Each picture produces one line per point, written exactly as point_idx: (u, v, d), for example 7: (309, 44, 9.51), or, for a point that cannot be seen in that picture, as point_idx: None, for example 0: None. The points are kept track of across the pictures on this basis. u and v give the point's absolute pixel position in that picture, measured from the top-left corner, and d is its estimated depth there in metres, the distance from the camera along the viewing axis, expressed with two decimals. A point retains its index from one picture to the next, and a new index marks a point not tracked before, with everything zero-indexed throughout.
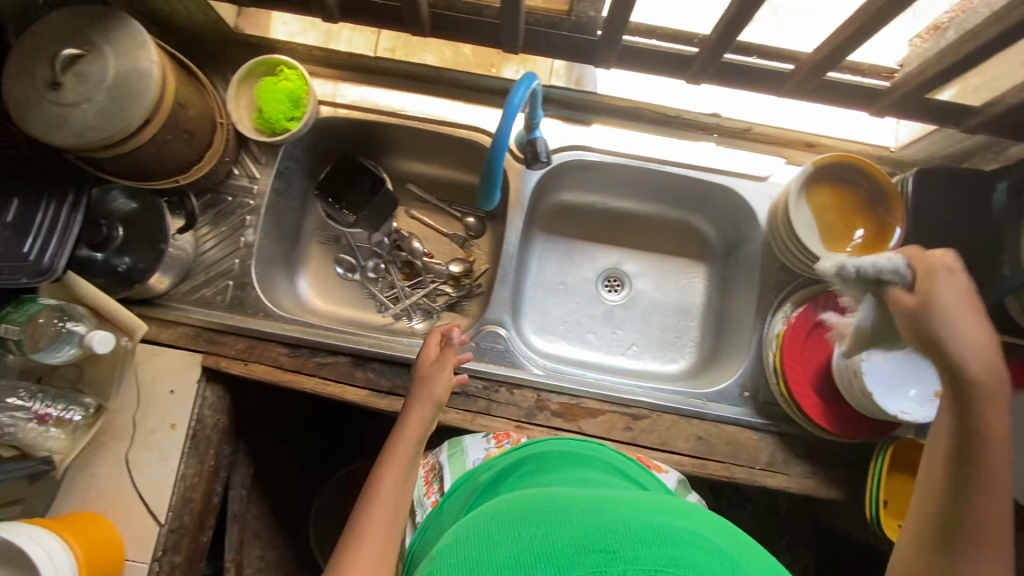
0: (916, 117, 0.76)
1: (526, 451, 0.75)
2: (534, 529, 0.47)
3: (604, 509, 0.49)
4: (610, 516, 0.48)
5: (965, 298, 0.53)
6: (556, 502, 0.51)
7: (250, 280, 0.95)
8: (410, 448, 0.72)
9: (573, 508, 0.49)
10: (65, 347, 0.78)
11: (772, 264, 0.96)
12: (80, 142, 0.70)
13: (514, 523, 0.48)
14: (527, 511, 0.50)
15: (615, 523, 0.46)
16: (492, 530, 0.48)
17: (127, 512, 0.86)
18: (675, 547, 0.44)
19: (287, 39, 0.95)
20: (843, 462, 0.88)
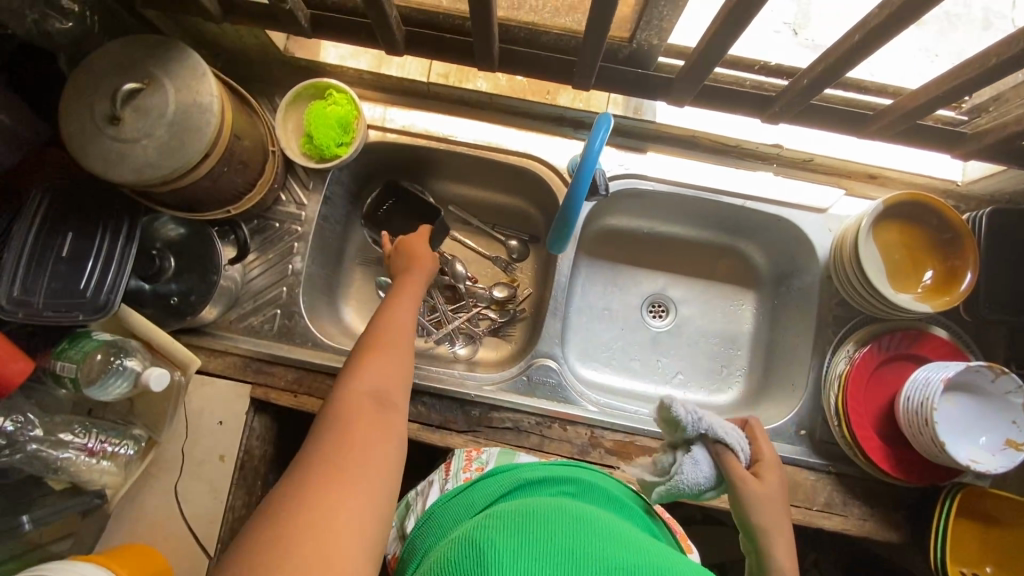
0: (1003, 162, 0.72)
1: (572, 471, 0.74)
2: (593, 541, 0.50)
3: (658, 557, 0.51)
4: (661, 564, 0.50)
5: (777, 498, 0.67)
6: (613, 531, 0.54)
7: (297, 309, 0.93)
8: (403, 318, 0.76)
9: (629, 544, 0.52)
10: (119, 383, 0.77)
11: (830, 300, 0.93)
12: (139, 178, 0.69)
13: (575, 530, 0.51)
14: (589, 524, 0.53)
15: (665, 569, 0.49)
16: (553, 521, 0.52)
17: (176, 544, 0.85)
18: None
19: (338, 63, 0.92)
20: (903, 504, 0.86)
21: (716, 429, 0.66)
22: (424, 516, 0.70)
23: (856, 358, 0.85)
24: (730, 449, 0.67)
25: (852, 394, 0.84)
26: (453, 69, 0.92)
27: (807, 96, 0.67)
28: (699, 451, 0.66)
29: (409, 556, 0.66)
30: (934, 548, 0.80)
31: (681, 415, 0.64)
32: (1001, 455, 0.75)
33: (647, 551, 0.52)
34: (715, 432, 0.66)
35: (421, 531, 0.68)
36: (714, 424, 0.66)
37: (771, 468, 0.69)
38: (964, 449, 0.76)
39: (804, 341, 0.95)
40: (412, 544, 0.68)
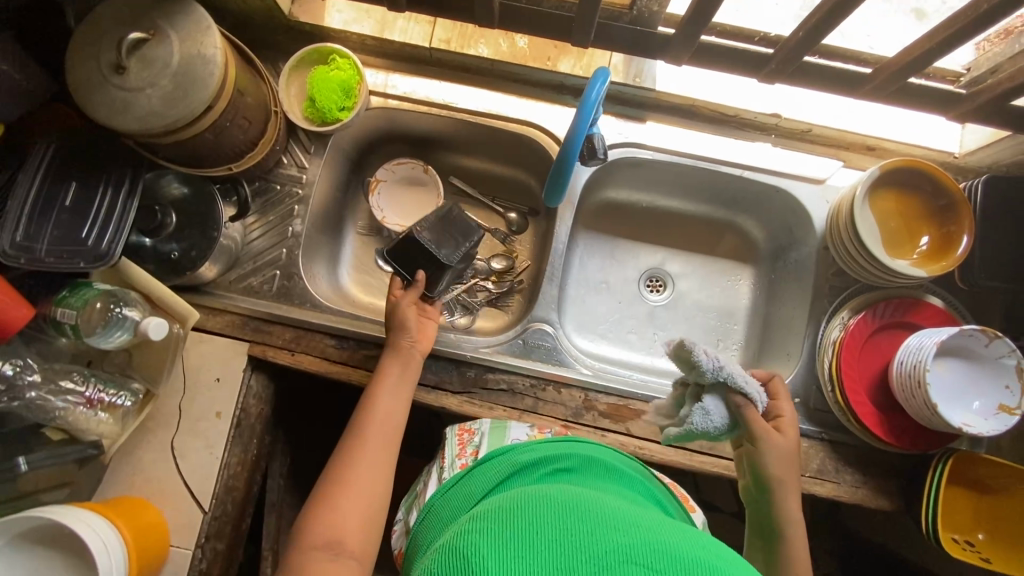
0: (999, 124, 0.73)
1: (570, 446, 0.72)
2: (582, 524, 0.48)
3: (657, 529, 0.49)
4: (657, 535, 0.48)
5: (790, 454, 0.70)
6: (604, 509, 0.52)
7: (297, 270, 0.94)
8: (388, 381, 0.79)
9: (622, 520, 0.50)
10: (118, 332, 0.78)
11: (827, 270, 0.93)
12: (142, 127, 0.70)
13: (561, 516, 0.49)
14: (579, 507, 0.51)
15: (659, 542, 0.47)
16: (537, 515, 0.50)
17: (173, 498, 0.86)
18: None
19: (342, 28, 0.94)
20: (896, 471, 0.86)
21: (735, 379, 0.66)
22: (424, 510, 0.71)
23: (851, 324, 0.85)
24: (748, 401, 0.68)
25: (846, 360, 0.84)
26: (454, 34, 0.93)
27: (800, 56, 0.69)
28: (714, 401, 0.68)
29: (412, 551, 0.68)
30: (927, 512, 0.80)
31: (701, 362, 0.66)
32: (995, 419, 0.75)
33: (641, 524, 0.50)
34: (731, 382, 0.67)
35: (422, 525, 0.69)
36: (734, 374, 0.66)
37: (791, 424, 0.72)
38: (956, 413, 0.76)
39: (801, 311, 0.95)
40: (414, 540, 0.69)
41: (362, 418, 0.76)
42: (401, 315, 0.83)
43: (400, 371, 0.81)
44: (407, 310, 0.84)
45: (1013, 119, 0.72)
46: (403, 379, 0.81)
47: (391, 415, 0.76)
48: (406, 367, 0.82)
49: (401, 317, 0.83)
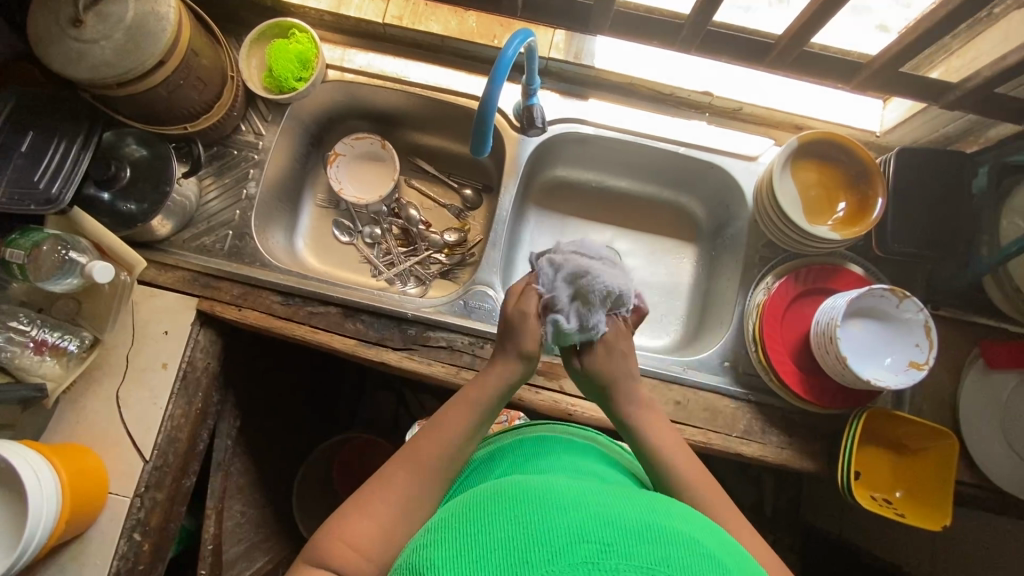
0: (895, 89, 0.80)
1: (524, 431, 0.72)
2: (527, 512, 0.43)
3: (612, 499, 0.45)
4: (611, 506, 0.43)
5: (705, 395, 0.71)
6: (551, 485, 0.47)
7: (249, 231, 0.98)
8: (487, 398, 0.66)
9: (570, 496, 0.45)
10: (67, 276, 0.82)
11: (757, 242, 0.97)
12: (95, 76, 0.75)
13: (503, 509, 0.44)
14: (523, 492, 0.45)
15: (612, 515, 0.42)
16: (478, 515, 0.44)
17: (114, 447, 0.87)
18: (672, 547, 0.40)
19: (301, 3, 1.00)
20: (821, 434, 0.88)
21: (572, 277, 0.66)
22: None
23: (773, 288, 0.89)
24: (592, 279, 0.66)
25: (769, 322, 0.88)
26: (406, 11, 0.99)
27: (706, 24, 0.75)
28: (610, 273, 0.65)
29: None
30: (842, 467, 0.82)
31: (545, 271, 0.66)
32: (904, 374, 0.79)
33: (593, 497, 0.45)
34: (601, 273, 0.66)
35: None
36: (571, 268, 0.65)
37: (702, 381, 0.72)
38: (867, 369, 0.80)
39: (733, 280, 0.99)
40: None
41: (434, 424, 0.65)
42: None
43: (502, 393, 0.67)
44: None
45: (902, 86, 0.80)
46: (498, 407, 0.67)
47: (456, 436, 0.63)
48: (506, 394, 0.68)
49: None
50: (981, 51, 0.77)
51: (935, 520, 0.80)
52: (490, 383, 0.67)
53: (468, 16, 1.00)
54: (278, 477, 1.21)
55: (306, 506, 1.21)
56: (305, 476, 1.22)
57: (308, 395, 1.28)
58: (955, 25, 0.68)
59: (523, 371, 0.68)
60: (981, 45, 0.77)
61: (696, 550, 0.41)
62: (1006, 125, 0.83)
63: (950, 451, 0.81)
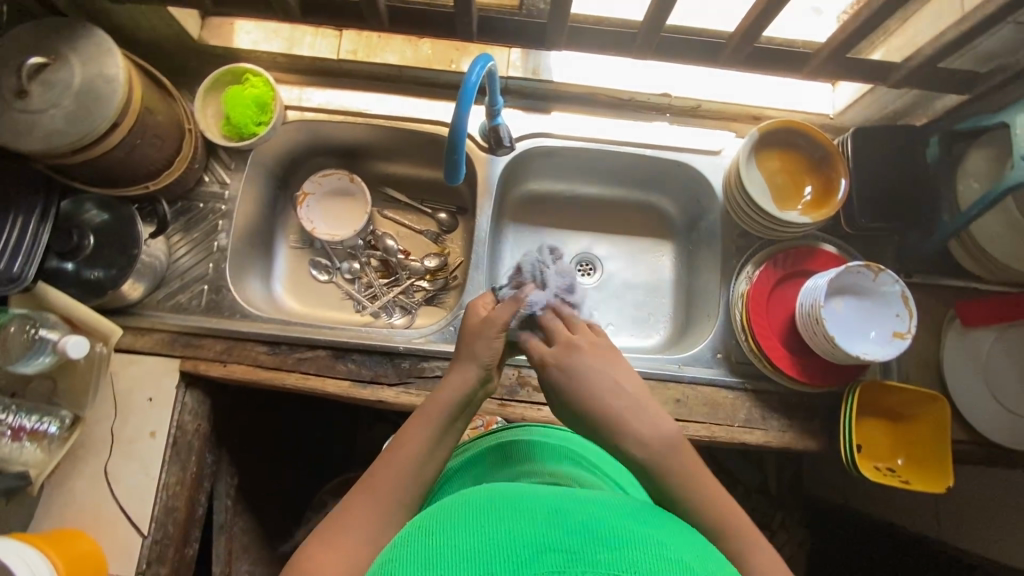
0: (844, 74, 0.83)
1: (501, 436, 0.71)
2: (500, 523, 0.42)
3: (586, 509, 0.45)
4: (585, 515, 0.43)
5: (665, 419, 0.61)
6: (526, 498, 0.47)
7: (225, 283, 0.95)
8: (444, 406, 0.63)
9: (546, 507, 0.45)
10: (40, 355, 0.78)
11: (732, 232, 0.99)
12: (47, 146, 0.73)
13: (477, 518, 0.43)
14: (498, 504, 0.45)
15: (582, 524, 0.42)
16: (452, 520, 0.44)
17: (109, 526, 0.83)
18: (643, 555, 0.40)
19: (251, 48, 0.99)
20: (819, 411, 0.90)
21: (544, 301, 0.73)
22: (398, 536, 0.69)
23: (755, 277, 0.91)
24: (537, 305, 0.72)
25: (755, 311, 0.89)
26: (360, 45, 1.00)
27: (658, 30, 0.78)
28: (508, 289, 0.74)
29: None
30: (844, 445, 0.84)
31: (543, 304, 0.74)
32: (890, 345, 0.81)
33: (567, 507, 0.45)
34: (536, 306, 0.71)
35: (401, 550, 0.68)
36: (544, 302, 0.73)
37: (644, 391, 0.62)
38: (855, 344, 0.82)
39: (715, 272, 1.00)
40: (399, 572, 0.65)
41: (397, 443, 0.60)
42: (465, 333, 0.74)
43: (458, 402, 0.64)
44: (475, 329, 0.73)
45: (851, 70, 0.83)
46: (455, 419, 0.64)
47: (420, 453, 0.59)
48: (466, 402, 0.65)
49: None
50: (917, 30, 0.81)
51: (937, 483, 0.82)
52: (445, 394, 0.64)
53: (422, 44, 1.01)
54: (284, 529, 1.18)
55: None
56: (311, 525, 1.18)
57: (304, 441, 1.24)
58: (891, 11, 0.71)
59: (479, 377, 0.66)
60: (916, 24, 0.82)
61: (668, 556, 0.40)
62: (950, 96, 0.87)
63: (940, 417, 0.84)
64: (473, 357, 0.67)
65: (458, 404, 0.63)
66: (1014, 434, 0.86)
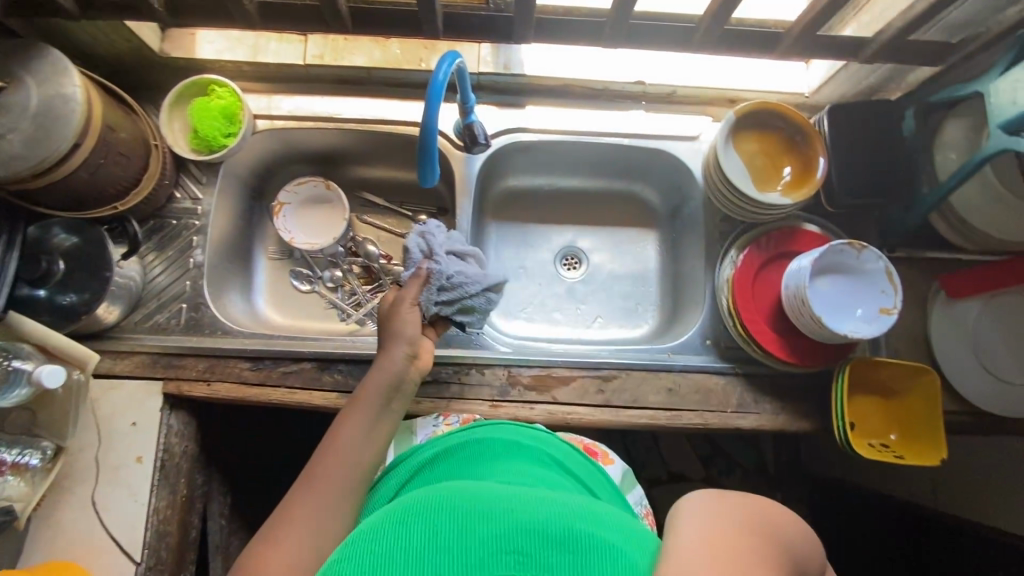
0: (816, 52, 0.83)
1: (473, 432, 0.69)
2: (455, 523, 0.43)
3: (543, 507, 0.46)
4: (540, 513, 0.44)
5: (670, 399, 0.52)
6: (481, 495, 0.47)
7: (203, 300, 0.93)
8: (380, 384, 0.72)
9: (504, 504, 0.46)
10: (16, 388, 0.77)
11: (715, 217, 0.98)
12: (7, 172, 0.70)
13: (433, 518, 0.44)
14: (457, 504, 0.46)
15: (533, 521, 0.43)
16: (407, 520, 0.45)
17: (99, 556, 0.82)
18: (589, 554, 0.41)
19: (216, 58, 0.97)
20: (811, 392, 0.90)
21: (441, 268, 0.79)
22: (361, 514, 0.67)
23: (740, 262, 0.90)
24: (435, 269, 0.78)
25: (741, 296, 0.89)
26: (326, 49, 0.98)
27: (627, 16, 0.77)
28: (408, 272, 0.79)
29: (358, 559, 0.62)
30: (838, 424, 0.83)
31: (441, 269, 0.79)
32: (876, 322, 0.81)
33: (524, 504, 0.46)
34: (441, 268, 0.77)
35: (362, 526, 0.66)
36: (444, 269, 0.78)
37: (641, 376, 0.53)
38: (842, 323, 0.82)
39: (701, 258, 0.99)
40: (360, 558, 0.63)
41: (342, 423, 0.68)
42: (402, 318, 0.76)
43: (386, 385, 0.72)
44: (406, 314, 0.76)
45: (824, 48, 0.82)
46: (391, 400, 0.72)
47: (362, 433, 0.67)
48: (402, 375, 0.73)
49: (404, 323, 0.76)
50: (887, 3, 0.81)
51: (933, 456, 0.82)
52: (374, 379, 0.72)
53: (391, 45, 0.99)
54: None
55: None
56: None
57: None
58: None
59: (406, 356, 0.75)
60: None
61: (617, 555, 0.41)
62: (923, 68, 0.87)
63: (931, 390, 0.84)
64: (402, 336, 0.75)
65: (387, 384, 0.71)
66: (1004, 401, 0.87)
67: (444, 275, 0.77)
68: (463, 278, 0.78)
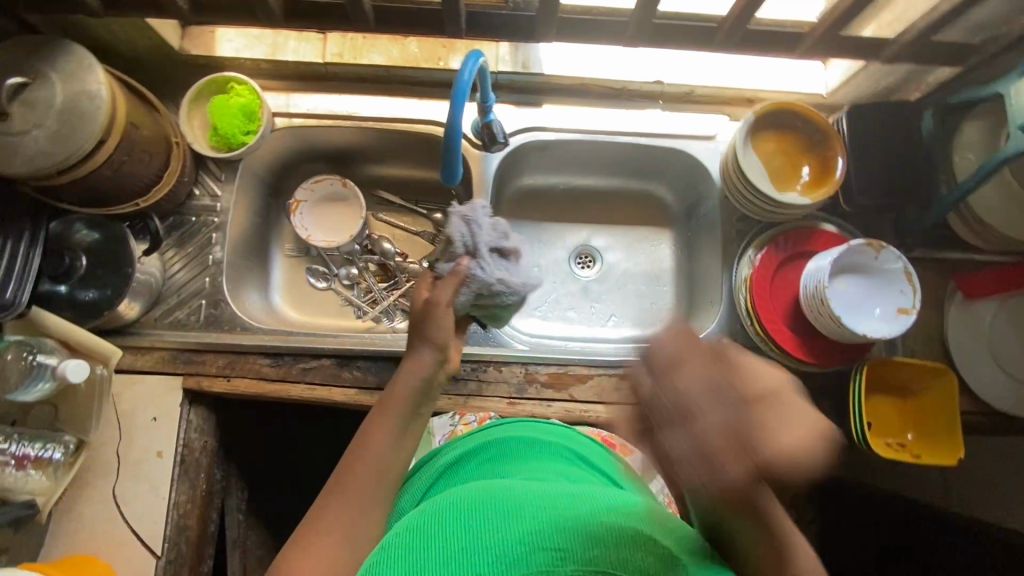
0: (838, 52, 0.83)
1: (495, 432, 0.69)
2: (490, 522, 0.45)
3: (572, 502, 0.47)
4: (571, 510, 0.46)
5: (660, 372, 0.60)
6: (513, 492, 0.49)
7: (222, 296, 0.94)
8: (405, 394, 0.64)
9: (536, 501, 0.47)
10: (39, 382, 0.77)
11: (732, 217, 0.98)
12: (33, 169, 0.71)
13: (466, 516, 0.46)
14: (486, 501, 0.48)
15: (570, 518, 0.45)
16: (444, 520, 0.46)
17: (121, 550, 0.82)
18: (624, 547, 0.43)
19: (234, 56, 0.97)
20: (828, 392, 0.91)
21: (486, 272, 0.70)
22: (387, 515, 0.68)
23: (757, 261, 0.90)
24: (480, 276, 0.70)
25: (759, 295, 0.89)
26: (346, 47, 0.98)
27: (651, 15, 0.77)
28: (447, 264, 0.71)
29: None
30: (854, 424, 0.84)
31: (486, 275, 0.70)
32: (895, 321, 0.82)
33: (555, 502, 0.47)
34: (487, 277, 0.70)
35: None
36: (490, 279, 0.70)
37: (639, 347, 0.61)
38: (860, 322, 0.82)
39: (716, 258, 1.00)
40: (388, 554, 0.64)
41: (364, 435, 0.61)
42: (439, 323, 0.66)
43: (415, 390, 0.64)
44: (443, 317, 0.67)
45: (845, 48, 0.83)
46: (419, 410, 0.64)
47: (388, 451, 0.60)
48: (429, 385, 0.65)
49: (438, 325, 0.67)
50: (910, 2, 0.81)
51: (951, 454, 0.82)
52: (401, 384, 0.64)
53: (409, 42, 0.99)
54: None
55: None
56: None
57: None
58: None
59: (436, 360, 0.66)
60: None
61: (650, 549, 0.43)
62: (943, 69, 0.87)
63: (948, 388, 0.84)
64: (430, 341, 0.66)
65: (417, 391, 0.63)
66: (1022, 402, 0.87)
67: (486, 282, 0.70)
68: (504, 287, 0.72)
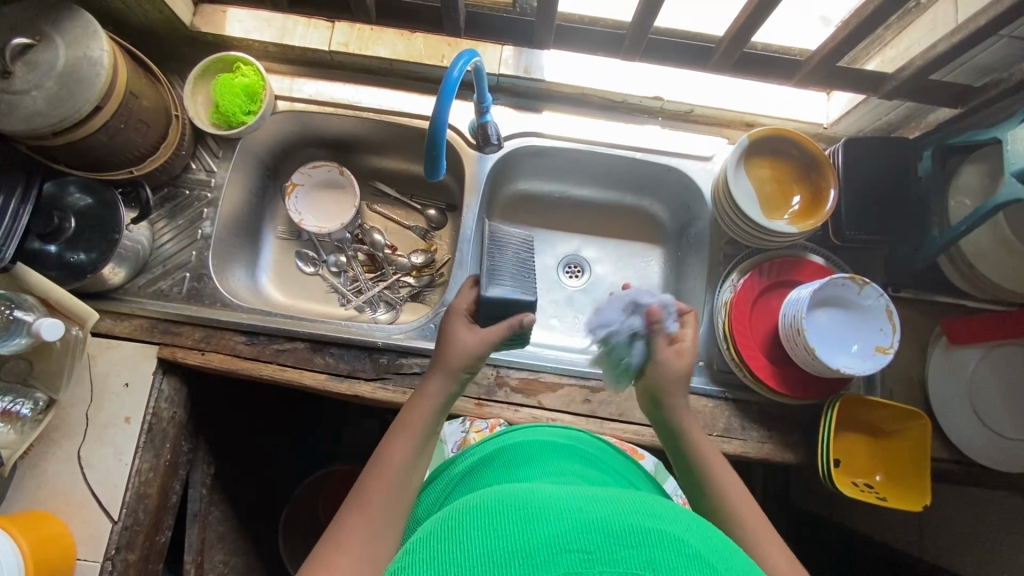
0: (835, 84, 0.83)
1: (508, 437, 0.67)
2: (511, 525, 0.41)
3: (596, 502, 0.43)
4: (596, 510, 0.42)
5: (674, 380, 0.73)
6: (531, 492, 0.45)
7: (207, 271, 0.95)
8: (425, 417, 0.64)
9: (556, 501, 0.43)
10: (15, 337, 0.78)
11: (720, 239, 0.98)
12: (28, 127, 0.73)
13: (483, 517, 0.42)
14: (504, 503, 0.44)
15: (596, 520, 0.41)
16: (461, 523, 0.43)
17: (80, 511, 0.83)
18: (654, 552, 0.39)
19: (243, 36, 0.99)
20: (800, 425, 0.89)
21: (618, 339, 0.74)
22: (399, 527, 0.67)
23: (739, 285, 0.90)
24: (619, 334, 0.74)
25: (738, 321, 0.88)
26: (352, 37, 0.99)
27: (642, 40, 0.79)
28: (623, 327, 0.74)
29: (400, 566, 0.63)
30: (821, 459, 0.83)
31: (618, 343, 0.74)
32: (872, 359, 0.80)
33: (579, 502, 0.43)
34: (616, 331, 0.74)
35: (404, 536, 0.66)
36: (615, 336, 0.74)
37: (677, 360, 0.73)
38: (837, 357, 0.81)
39: (701, 278, 0.99)
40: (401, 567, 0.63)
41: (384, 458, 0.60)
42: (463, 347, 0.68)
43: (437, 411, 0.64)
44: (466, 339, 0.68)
45: (843, 80, 0.82)
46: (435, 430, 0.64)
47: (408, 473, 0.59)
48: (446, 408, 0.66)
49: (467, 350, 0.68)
50: (913, 40, 0.80)
51: (916, 500, 0.81)
52: (423, 404, 0.64)
53: (415, 38, 0.99)
54: (259, 520, 1.17)
55: (293, 549, 1.17)
56: (289, 516, 1.18)
57: (282, 432, 1.23)
58: (875, 25, 0.71)
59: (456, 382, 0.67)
60: (913, 35, 0.80)
61: (682, 553, 0.39)
62: (945, 109, 0.86)
63: (924, 431, 0.82)
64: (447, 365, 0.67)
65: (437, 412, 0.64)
66: (1001, 455, 0.84)
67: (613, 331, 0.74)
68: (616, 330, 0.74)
